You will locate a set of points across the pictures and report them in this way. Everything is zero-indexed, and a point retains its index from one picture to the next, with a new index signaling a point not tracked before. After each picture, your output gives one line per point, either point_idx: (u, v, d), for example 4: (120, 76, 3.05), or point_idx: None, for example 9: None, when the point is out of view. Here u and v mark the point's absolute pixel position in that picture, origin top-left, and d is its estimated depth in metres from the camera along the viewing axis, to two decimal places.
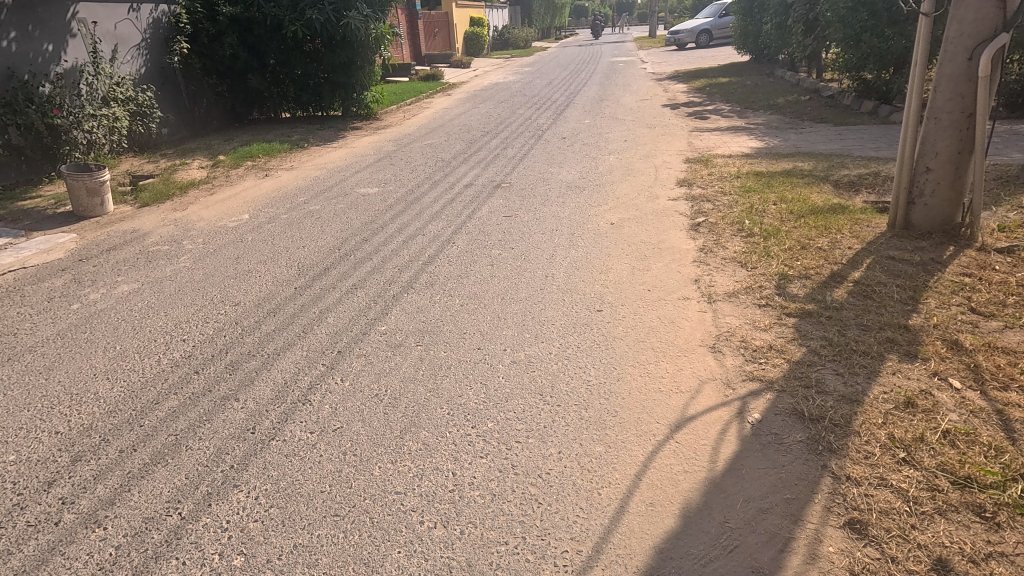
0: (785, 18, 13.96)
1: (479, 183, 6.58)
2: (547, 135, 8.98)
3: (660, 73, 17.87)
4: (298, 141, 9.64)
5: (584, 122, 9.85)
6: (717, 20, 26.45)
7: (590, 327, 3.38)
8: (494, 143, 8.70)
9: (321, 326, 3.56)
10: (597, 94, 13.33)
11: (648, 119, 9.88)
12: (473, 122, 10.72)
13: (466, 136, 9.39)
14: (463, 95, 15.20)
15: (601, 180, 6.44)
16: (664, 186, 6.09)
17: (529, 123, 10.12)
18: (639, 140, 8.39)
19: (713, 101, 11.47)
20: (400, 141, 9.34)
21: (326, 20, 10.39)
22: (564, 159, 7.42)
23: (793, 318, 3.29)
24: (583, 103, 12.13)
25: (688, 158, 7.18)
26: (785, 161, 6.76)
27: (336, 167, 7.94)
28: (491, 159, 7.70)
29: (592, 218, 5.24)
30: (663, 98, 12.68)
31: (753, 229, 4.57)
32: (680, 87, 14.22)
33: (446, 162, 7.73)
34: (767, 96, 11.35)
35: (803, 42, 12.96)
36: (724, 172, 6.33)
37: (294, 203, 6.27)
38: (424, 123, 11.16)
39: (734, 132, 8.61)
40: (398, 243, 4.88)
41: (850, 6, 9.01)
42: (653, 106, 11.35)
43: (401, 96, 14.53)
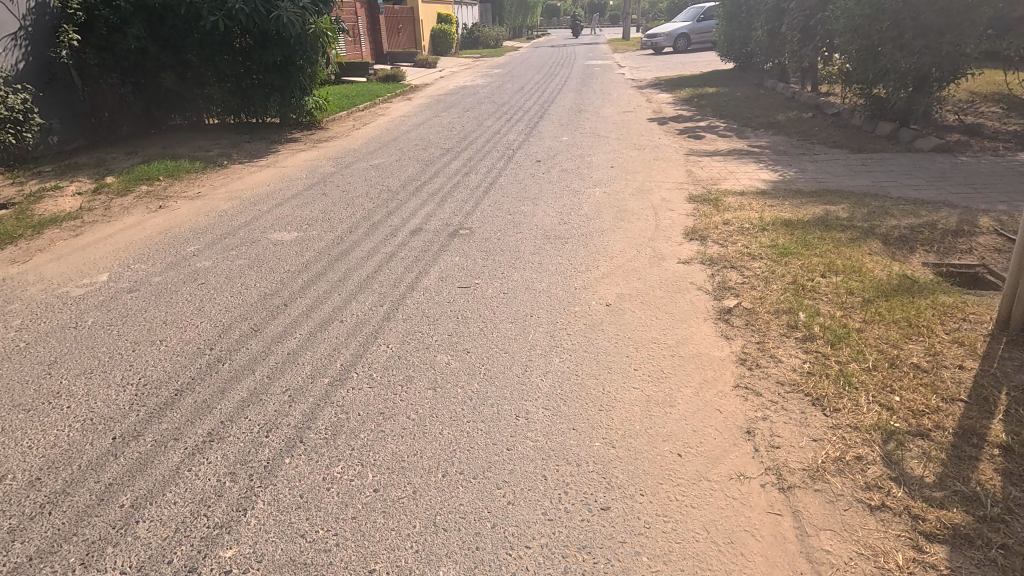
0: (778, 24, 12.82)
1: (433, 227, 5.13)
2: (518, 157, 7.55)
3: (640, 80, 16.62)
4: (216, 156, 7.95)
5: (562, 141, 8.46)
6: (695, 24, 25.45)
7: (593, 560, 1.94)
8: (454, 166, 7.22)
9: (121, 546, 2.04)
10: (575, 104, 11.95)
11: (635, 138, 8.55)
12: (432, 136, 9.20)
13: (422, 155, 7.89)
14: (426, 100, 13.61)
15: (587, 227, 5.04)
16: (669, 238, 4.73)
17: (498, 140, 8.65)
18: (628, 166, 7.05)
19: (704, 116, 10.25)
20: (342, 160, 7.75)
21: (253, 10, 8.53)
22: (539, 193, 6.01)
23: (940, 547, 1.91)
24: (558, 115, 10.72)
25: (692, 194, 5.86)
26: (812, 202, 5.47)
27: (256, 195, 6.36)
28: (450, 190, 6.22)
29: (580, 294, 3.83)
30: (648, 110, 11.38)
31: (810, 327, 3.22)
32: (664, 97, 12.97)
33: (392, 192, 6.21)
34: (765, 112, 10.16)
35: (799, 52, 11.84)
36: (742, 220, 5.00)
37: (182, 254, 4.70)
38: (375, 135, 9.57)
39: (738, 158, 7.35)
40: (303, 336, 3.38)
41: (868, 14, 7.79)
42: (639, 121, 10.03)
43: (354, 99, 12.88)
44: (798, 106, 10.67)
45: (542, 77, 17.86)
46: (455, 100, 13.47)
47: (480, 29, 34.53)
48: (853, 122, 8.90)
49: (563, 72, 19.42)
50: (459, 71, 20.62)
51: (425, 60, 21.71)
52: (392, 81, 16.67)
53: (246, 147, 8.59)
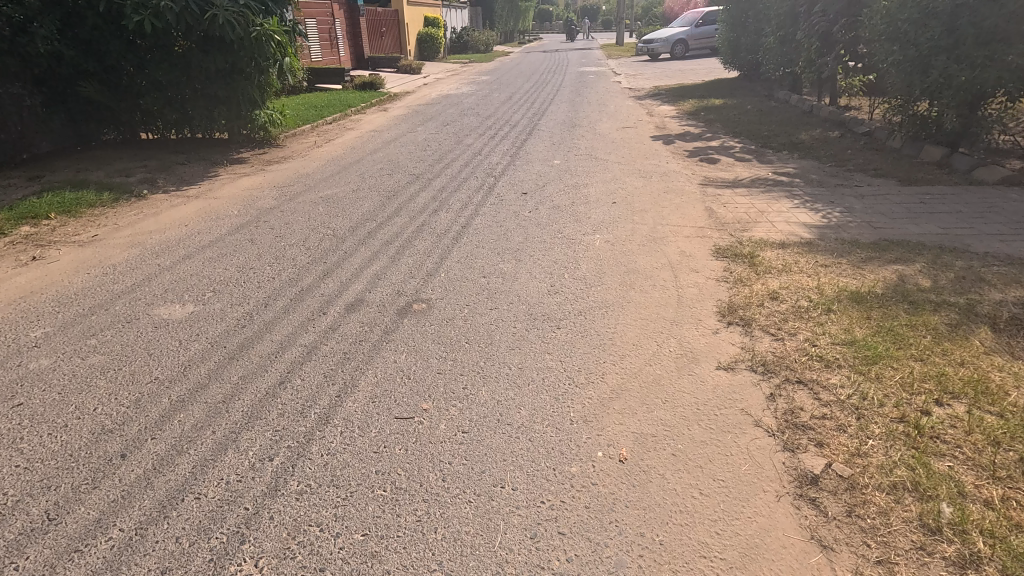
0: (793, 31, 11.64)
1: (379, 298, 3.82)
2: (500, 188, 6.27)
3: (638, 89, 15.40)
4: (137, 184, 6.59)
5: (553, 165, 7.18)
6: (694, 29, 24.33)
7: None
8: (421, 200, 5.93)
9: None
10: (567, 118, 10.69)
11: (638, 163, 7.29)
12: (401, 157, 7.90)
13: (384, 184, 6.58)
14: (402, 111, 12.29)
15: (585, 301, 3.73)
16: (700, 324, 3.44)
17: (478, 165, 7.34)
18: (633, 201, 5.79)
19: (714, 134, 9.04)
20: (289, 190, 6.43)
21: (185, 9, 7.08)
22: (524, 244, 4.70)
23: None
24: (549, 132, 9.46)
25: (718, 246, 4.59)
26: (876, 260, 4.24)
27: (166, 241, 5.01)
28: (411, 237, 4.90)
29: (579, 439, 2.50)
30: (650, 125, 10.16)
31: (968, 537, 1.92)
32: (667, 110, 11.76)
33: (338, 239, 4.91)
34: (784, 130, 8.94)
35: (817, 62, 10.65)
36: (793, 292, 3.71)
37: (19, 346, 3.34)
38: (337, 155, 8.25)
39: (766, 190, 6.11)
40: (123, 539, 2.04)
41: (917, 18, 6.59)
42: (641, 140, 8.79)
43: (322, 111, 11.56)
44: (819, 122, 9.47)
45: (532, 85, 16.62)
46: (434, 112, 12.16)
47: (468, 33, 33.33)
48: (890, 144, 7.70)
49: (554, 80, 18.19)
50: (444, 78, 19.35)
51: (407, 66, 20.51)
52: (368, 90, 15.34)
53: (178, 170, 7.22)
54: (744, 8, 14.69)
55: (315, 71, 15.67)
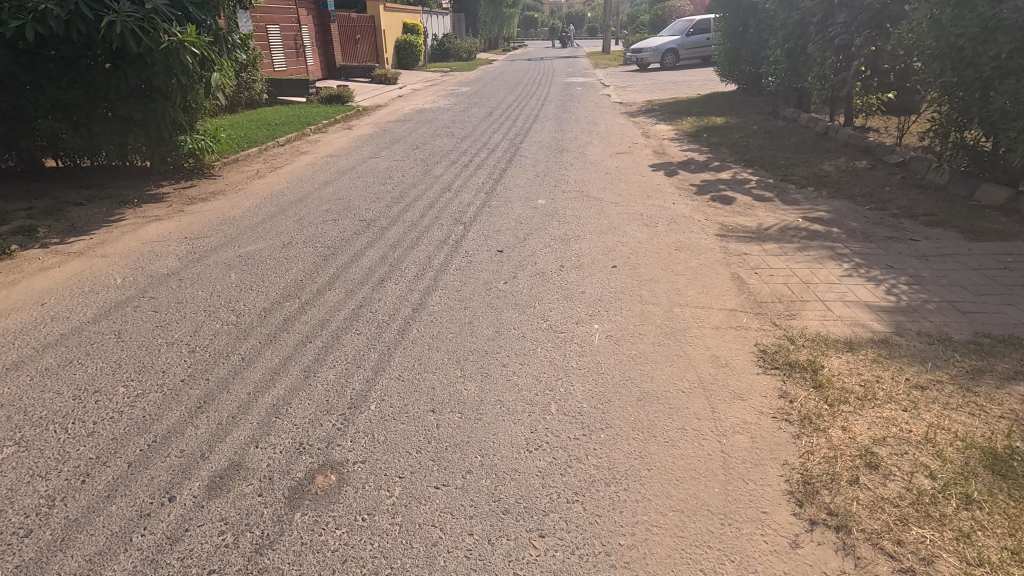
0: (802, 44, 10.55)
1: (267, 461, 2.50)
2: (470, 242, 5.01)
3: (630, 104, 14.23)
4: (9, 235, 5.18)
5: (537, 208, 5.92)
6: (684, 38, 23.32)
7: None
8: (368, 262, 4.64)
9: None
10: (553, 140, 9.45)
11: (640, 204, 6.07)
12: (353, 194, 6.57)
13: (326, 236, 5.26)
14: (368, 130, 10.96)
15: (582, 469, 2.44)
16: (765, 524, 2.16)
17: (444, 207, 6.02)
18: (638, 263, 4.55)
19: (724, 163, 7.86)
20: (204, 244, 5.10)
21: (81, 14, 5.63)
22: (495, 342, 3.42)
23: None
24: (532, 159, 8.19)
25: (763, 347, 3.34)
26: (989, 376, 3.01)
27: (5, 331, 3.65)
28: (342, 330, 3.59)
29: None
30: (647, 149, 8.97)
31: None
32: (664, 130, 10.61)
33: (242, 330, 3.59)
34: (803, 158, 7.78)
35: (833, 79, 9.52)
36: (896, 454, 2.45)
37: None
38: (278, 189, 6.90)
39: (802, 246, 4.91)
40: None
41: (980, 33, 5.48)
42: (640, 170, 7.60)
43: (276, 131, 10.18)
44: (839, 147, 8.33)
45: (515, 98, 15.38)
46: (404, 131, 10.83)
47: (450, 41, 32.13)
48: (932, 178, 6.56)
49: (538, 93, 16.97)
50: (421, 89, 18.06)
51: (382, 77, 19.27)
52: (335, 104, 13.99)
53: (72, 212, 5.82)
54: (745, 17, 13.58)
55: (277, 83, 14.30)
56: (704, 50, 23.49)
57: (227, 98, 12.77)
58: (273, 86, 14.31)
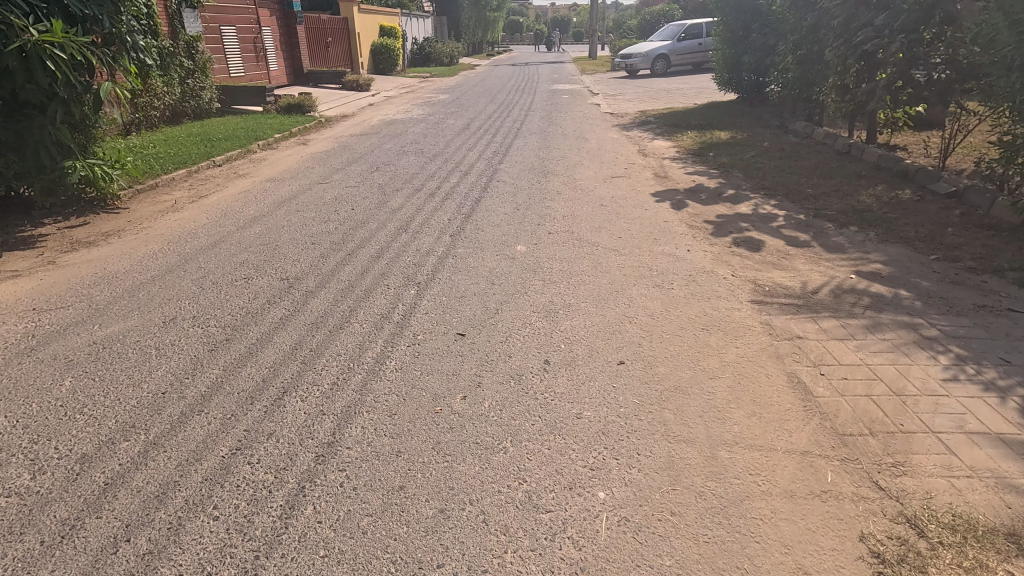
0: (816, 50, 9.38)
1: None
2: (422, 316, 3.70)
3: (622, 115, 13.00)
4: None
5: (515, 260, 4.60)
6: (675, 43, 22.21)
7: None
8: (273, 352, 3.29)
9: None
10: (538, 161, 8.14)
11: (646, 252, 4.79)
12: (284, 237, 5.19)
13: (227, 306, 3.88)
14: (325, 146, 9.56)
15: None
16: None
17: (395, 258, 4.66)
18: (654, 356, 3.25)
19: (740, 191, 6.63)
20: (57, 320, 3.71)
21: None
22: (436, 537, 2.08)
23: None
24: (512, 186, 6.87)
25: (875, 546, 2.04)
26: None
27: None
28: (187, 512, 2.20)
29: None
30: (647, 171, 7.72)
31: None
32: (662, 146, 9.39)
33: (29, 508, 2.21)
34: (832, 186, 6.57)
35: (856, 90, 8.35)
36: None
37: None
38: (193, 228, 5.50)
39: (869, 322, 3.66)
40: None
41: None
42: (641, 200, 6.33)
43: (214, 148, 8.75)
44: (870, 171, 7.15)
45: (496, 108, 14.04)
46: (367, 147, 9.46)
47: (431, 44, 30.82)
48: (999, 215, 5.36)
49: (521, 101, 15.66)
50: (394, 97, 16.67)
51: (353, 83, 17.88)
52: (295, 113, 12.58)
53: None
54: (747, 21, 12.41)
55: (230, 90, 12.85)
56: (696, 56, 22.42)
57: (169, 108, 11.29)
58: (226, 93, 12.86)
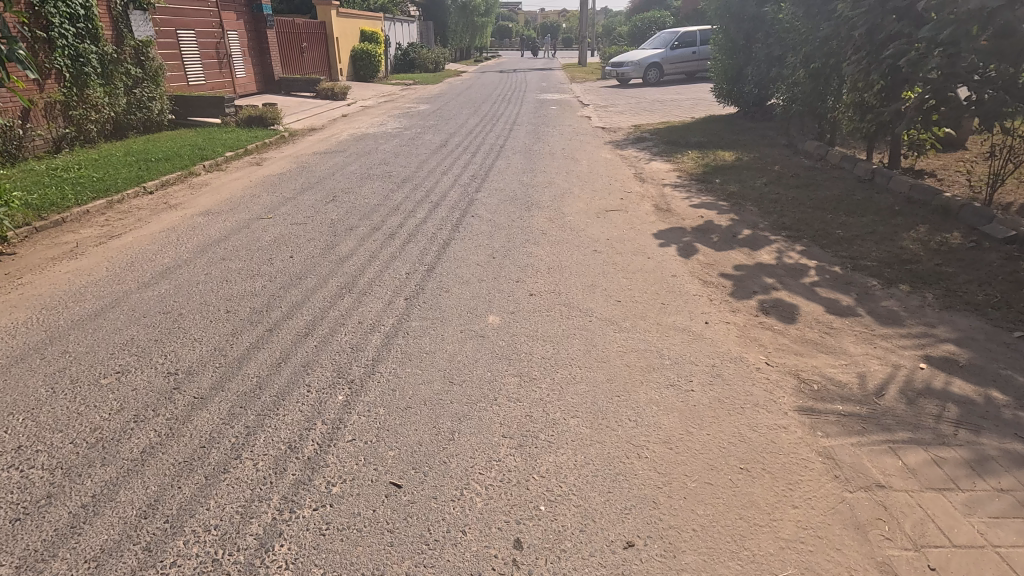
0: (832, 63, 8.43)
1: None
2: (346, 446, 2.63)
3: (614, 130, 12.00)
4: None
5: (483, 342, 3.54)
6: (668, 51, 21.37)
7: None
8: (109, 527, 2.19)
9: None
10: (520, 189, 7.10)
11: (653, 327, 3.75)
12: (192, 301, 4.08)
13: (74, 427, 2.77)
14: (281, 168, 8.44)
15: None
16: None
17: (326, 339, 3.57)
18: (678, 533, 2.18)
19: (757, 232, 5.62)
20: None
21: None
22: None
23: None
24: (489, 223, 5.82)
25: None
26: None
27: None
28: None
29: None
30: (645, 202, 6.72)
31: None
32: (660, 168, 8.40)
33: None
34: (865, 225, 5.58)
35: (880, 109, 7.41)
36: None
37: None
38: (83, 286, 4.38)
39: (969, 454, 2.63)
40: None
41: None
42: (642, 244, 5.30)
43: (149, 171, 7.61)
44: (904, 205, 6.17)
45: (478, 120, 12.99)
46: (328, 168, 8.37)
47: (416, 50, 29.80)
48: None
49: (506, 112, 14.63)
50: (370, 108, 15.55)
51: (328, 92, 16.76)
52: (256, 127, 11.45)
53: None
54: (749, 29, 11.47)
55: (186, 101, 11.69)
56: (689, 64, 21.58)
57: (111, 121, 10.11)
58: (181, 104, 11.70)
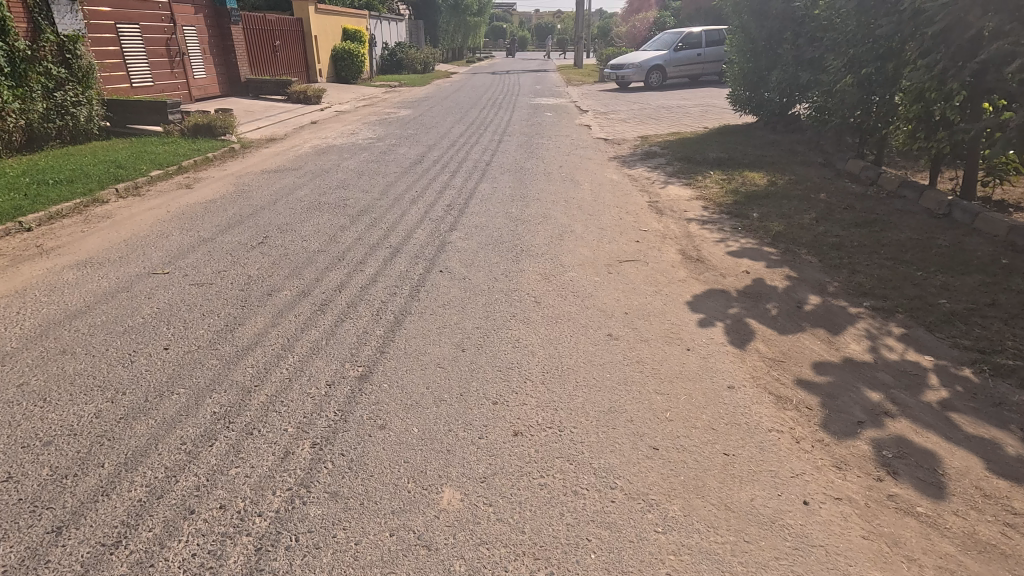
0: (889, 68, 6.95)
1: None
2: None
3: (618, 142, 10.47)
4: None
5: (429, 563, 1.99)
6: (672, 53, 19.91)
7: None
8: None
9: None
10: (506, 228, 5.56)
11: (719, 516, 2.23)
12: None
13: None
14: (214, 193, 6.86)
15: None
16: None
17: (144, 560, 2.00)
18: None
19: (828, 298, 4.11)
20: None
21: None
22: None
23: None
24: (460, 284, 4.26)
25: None
26: None
27: None
28: None
29: None
30: (668, 247, 5.20)
31: None
32: (681, 195, 6.88)
33: None
34: (977, 291, 4.08)
35: (958, 126, 5.92)
36: None
37: None
38: None
39: None
40: None
41: None
42: (674, 321, 3.78)
43: (38, 199, 6.03)
44: (1014, 256, 4.67)
45: (464, 129, 11.46)
46: (272, 193, 6.82)
47: (403, 50, 28.24)
48: None
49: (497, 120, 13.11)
50: (345, 114, 13.98)
51: (300, 94, 15.15)
52: (203, 137, 9.86)
53: None
54: (775, 28, 10.00)
55: (122, 106, 10.09)
56: (694, 67, 20.18)
57: (23, 131, 8.50)
58: (117, 110, 10.10)
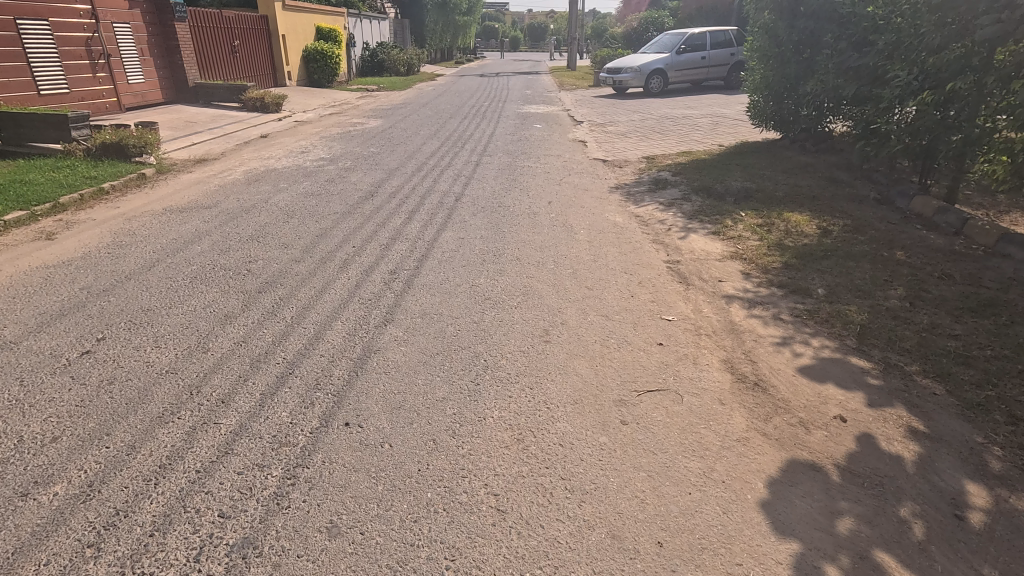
0: (983, 83, 5.27)
1: None
2: None
3: (620, 165, 8.77)
4: None
5: None
6: (673, 56, 18.20)
7: None
8: None
9: None
10: (466, 319, 3.80)
11: None
12: None
13: None
14: (79, 248, 5.06)
15: None
16: None
17: None
18: None
19: (1004, 493, 2.40)
20: None
21: None
22: None
23: None
24: (373, 463, 2.51)
25: None
26: None
27: None
28: None
29: None
30: (706, 355, 3.49)
31: None
32: (708, 251, 5.18)
33: None
34: None
35: None
36: None
37: None
38: None
39: None
40: None
41: None
42: (751, 570, 2.05)
43: None
44: None
45: (437, 147, 9.73)
46: (159, 248, 5.04)
47: (384, 51, 26.47)
48: None
49: (478, 133, 11.39)
50: (304, 125, 12.19)
51: (255, 102, 13.33)
52: (111, 159, 8.05)
53: None
54: (810, 28, 8.30)
55: (14, 119, 8.23)
56: (697, 72, 18.49)
57: None
58: (9, 125, 8.25)
